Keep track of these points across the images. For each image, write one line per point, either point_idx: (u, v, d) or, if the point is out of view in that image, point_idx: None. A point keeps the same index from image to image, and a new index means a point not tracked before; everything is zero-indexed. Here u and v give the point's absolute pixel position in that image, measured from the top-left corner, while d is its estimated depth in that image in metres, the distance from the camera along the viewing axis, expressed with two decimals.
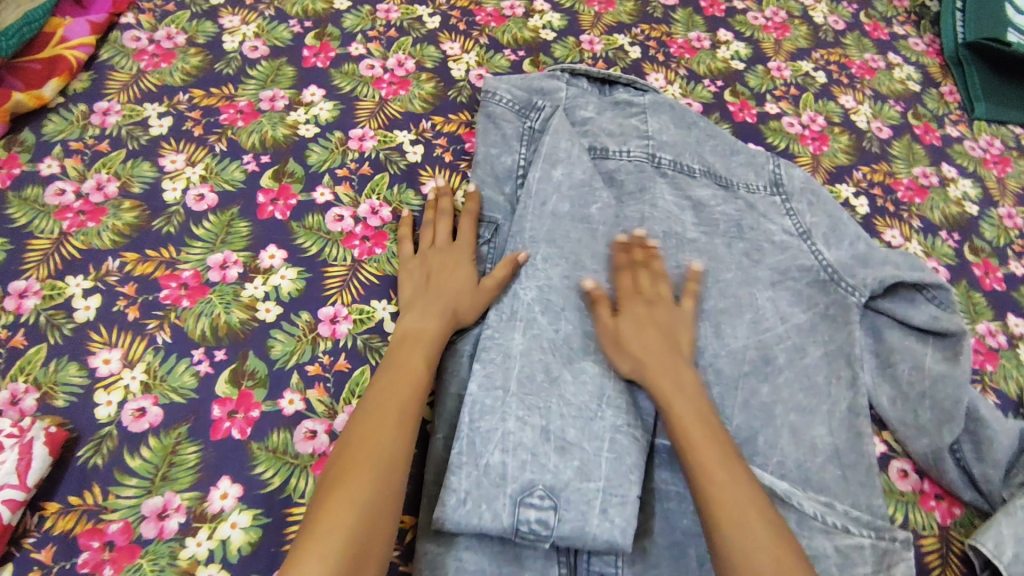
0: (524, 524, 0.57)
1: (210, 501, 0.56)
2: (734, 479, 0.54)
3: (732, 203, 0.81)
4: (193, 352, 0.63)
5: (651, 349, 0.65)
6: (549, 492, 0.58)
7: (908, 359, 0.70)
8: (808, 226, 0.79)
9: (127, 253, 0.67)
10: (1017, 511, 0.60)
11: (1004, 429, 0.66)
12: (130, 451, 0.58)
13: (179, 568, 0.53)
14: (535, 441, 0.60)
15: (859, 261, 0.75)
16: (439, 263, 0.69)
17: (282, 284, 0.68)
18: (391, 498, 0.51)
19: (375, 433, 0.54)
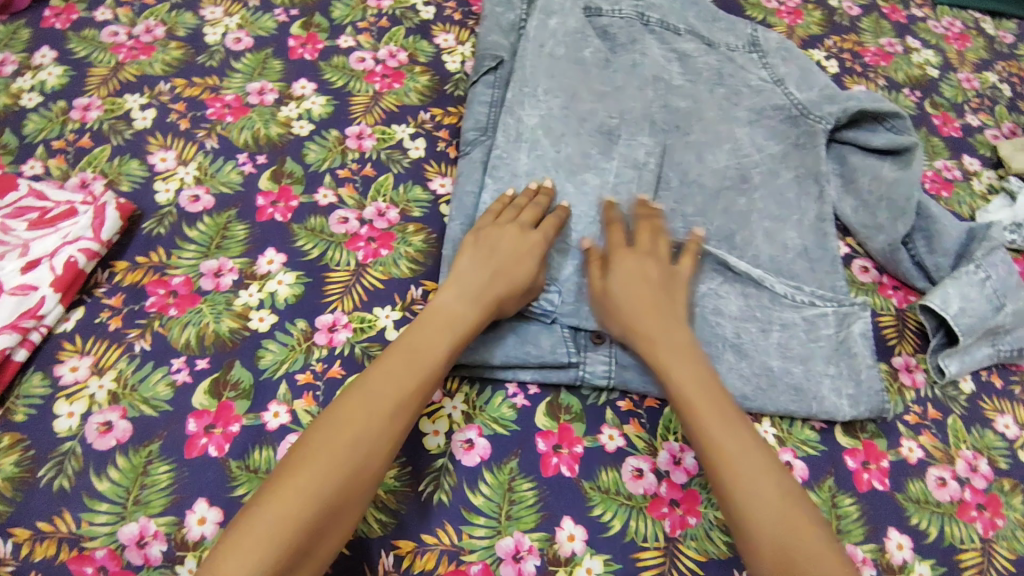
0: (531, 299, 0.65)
1: (259, 265, 0.65)
2: (754, 472, 0.51)
3: (717, 57, 0.87)
4: (238, 156, 0.72)
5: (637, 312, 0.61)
6: (552, 281, 0.67)
7: (868, 174, 0.78)
8: (785, 75, 0.85)
9: (177, 79, 0.77)
10: (961, 277, 0.69)
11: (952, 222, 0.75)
12: (187, 224, 0.67)
13: (235, 311, 0.62)
14: None
15: (827, 99, 0.83)
16: (508, 241, 0.63)
17: (313, 108, 0.77)
18: (342, 502, 0.48)
19: (343, 426, 0.50)
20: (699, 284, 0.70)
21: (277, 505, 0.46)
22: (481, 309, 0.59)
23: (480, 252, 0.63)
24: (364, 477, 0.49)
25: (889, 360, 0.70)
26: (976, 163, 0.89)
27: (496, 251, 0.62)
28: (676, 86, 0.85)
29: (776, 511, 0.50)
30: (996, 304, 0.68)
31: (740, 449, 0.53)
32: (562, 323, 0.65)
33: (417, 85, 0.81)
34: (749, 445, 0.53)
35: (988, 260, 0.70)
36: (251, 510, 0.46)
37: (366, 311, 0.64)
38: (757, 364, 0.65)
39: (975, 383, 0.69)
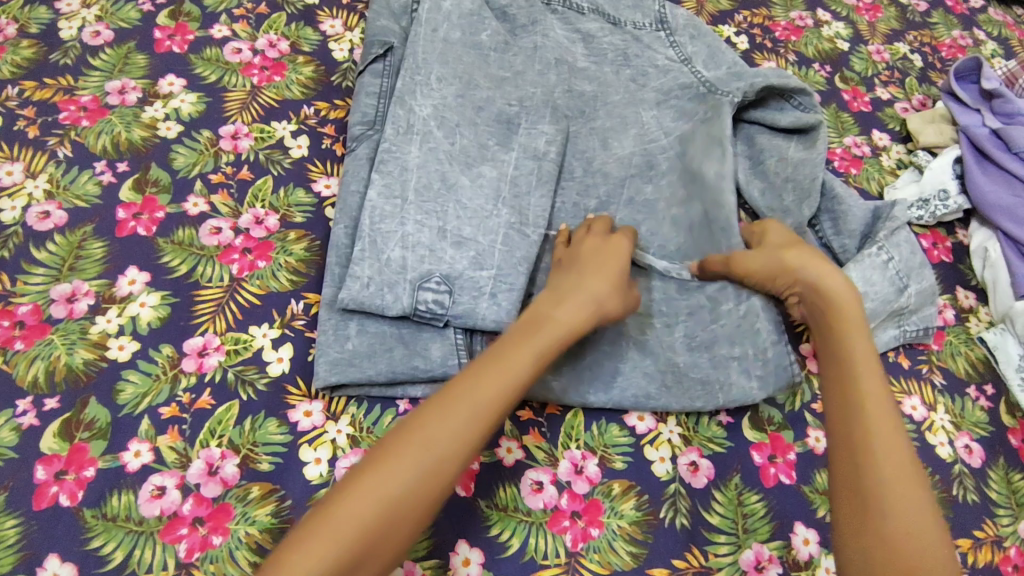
0: (422, 304, 0.60)
1: (119, 287, 0.59)
2: (901, 486, 0.46)
3: (620, 36, 0.84)
4: (96, 165, 0.65)
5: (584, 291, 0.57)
6: (444, 279, 0.62)
7: (776, 154, 0.76)
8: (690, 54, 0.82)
9: (25, 81, 0.69)
10: (863, 261, 0.67)
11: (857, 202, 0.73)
12: (35, 246, 0.60)
13: (90, 341, 0.56)
14: (436, 242, 0.63)
15: (733, 76, 0.79)
16: (591, 252, 0.61)
17: (181, 107, 0.70)
18: (421, 502, 0.44)
19: (457, 422, 0.46)
20: None
21: (362, 498, 0.43)
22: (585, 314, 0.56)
23: (563, 268, 0.61)
24: (446, 478, 0.45)
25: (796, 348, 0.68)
26: (886, 138, 0.88)
27: (580, 262, 0.60)
28: (580, 70, 0.81)
29: (920, 527, 0.45)
30: (898, 287, 0.67)
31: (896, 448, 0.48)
32: (456, 328, 0.61)
33: (299, 76, 0.75)
34: (907, 454, 0.48)
35: (891, 241, 0.69)
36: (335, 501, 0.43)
37: (241, 331, 0.59)
38: (661, 359, 0.62)
39: (882, 365, 0.69)
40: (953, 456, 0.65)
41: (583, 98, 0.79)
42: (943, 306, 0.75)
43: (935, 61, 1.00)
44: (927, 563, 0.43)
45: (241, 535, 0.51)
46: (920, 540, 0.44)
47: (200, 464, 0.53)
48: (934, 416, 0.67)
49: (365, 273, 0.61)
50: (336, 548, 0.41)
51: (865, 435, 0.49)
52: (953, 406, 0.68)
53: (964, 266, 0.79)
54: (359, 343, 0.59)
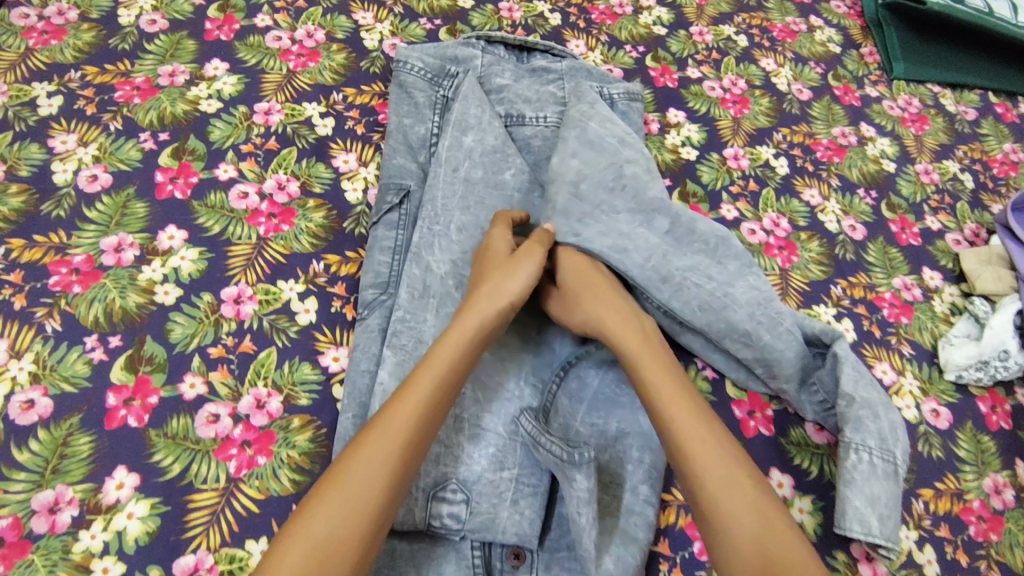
0: (435, 519, 0.54)
1: (105, 492, 0.54)
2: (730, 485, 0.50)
3: (586, 187, 0.67)
4: (86, 339, 0.60)
5: (581, 309, 0.61)
6: (461, 485, 0.56)
7: (739, 341, 0.64)
8: (630, 206, 0.67)
9: (12, 239, 0.64)
10: (854, 479, 0.58)
11: (855, 383, 0.62)
12: (17, 444, 0.55)
13: (72, 562, 0.51)
14: (450, 435, 0.58)
15: (658, 276, 0.64)
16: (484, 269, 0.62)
17: (181, 266, 0.65)
18: (356, 535, 0.45)
19: (379, 455, 0.48)
20: (643, 484, 0.58)
21: (295, 551, 0.43)
22: (489, 314, 0.58)
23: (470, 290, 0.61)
24: (371, 506, 0.46)
25: (847, 547, 0.62)
26: (938, 277, 0.82)
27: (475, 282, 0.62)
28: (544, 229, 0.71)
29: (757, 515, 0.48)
30: (895, 472, 0.58)
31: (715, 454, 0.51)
32: (472, 541, 0.55)
33: (309, 224, 0.70)
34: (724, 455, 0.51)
35: (859, 432, 0.59)
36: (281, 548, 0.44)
37: (237, 546, 0.53)
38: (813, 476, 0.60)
39: (940, 565, 0.63)
40: None
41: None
42: (1002, 486, 0.69)
43: (988, 180, 0.93)
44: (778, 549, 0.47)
45: None
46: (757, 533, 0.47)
47: None
48: None
49: None
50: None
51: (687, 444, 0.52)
52: None
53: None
54: None
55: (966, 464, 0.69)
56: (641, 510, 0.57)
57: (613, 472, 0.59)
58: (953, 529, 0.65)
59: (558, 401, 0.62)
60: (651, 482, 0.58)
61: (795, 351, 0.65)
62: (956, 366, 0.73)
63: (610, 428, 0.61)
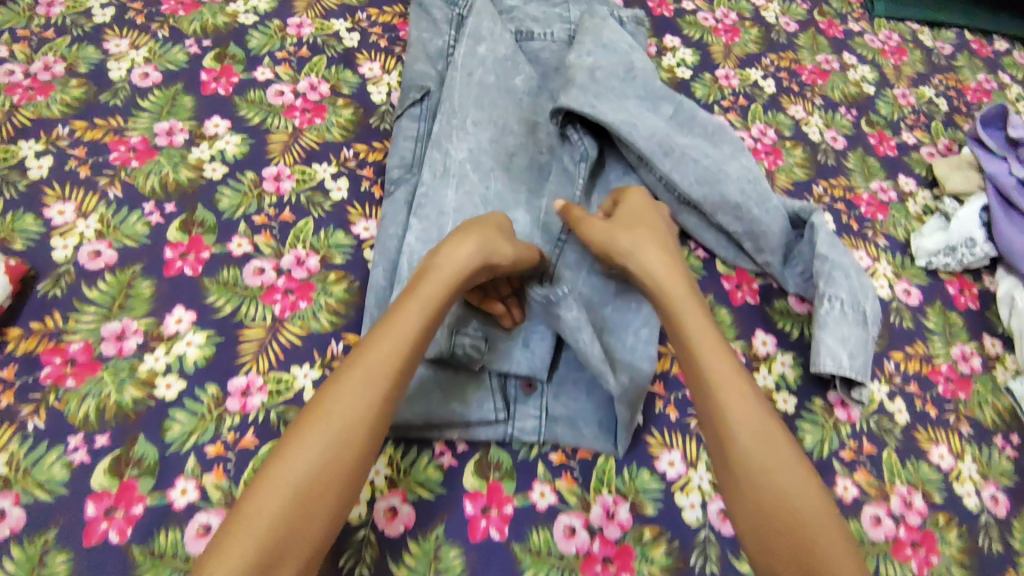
0: (459, 347, 0.61)
1: (166, 325, 0.61)
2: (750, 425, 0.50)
3: (601, 78, 0.76)
4: (144, 204, 0.67)
5: (624, 233, 0.62)
6: (481, 325, 0.64)
7: (730, 212, 0.71)
8: (639, 93, 0.76)
9: (76, 121, 0.71)
10: (828, 322, 0.66)
11: (830, 245, 0.69)
12: (87, 284, 0.62)
13: (139, 379, 0.58)
14: None
15: (661, 150, 0.72)
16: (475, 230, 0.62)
17: (226, 148, 0.72)
18: (333, 476, 0.44)
19: (357, 395, 0.47)
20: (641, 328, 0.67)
21: (269, 495, 0.43)
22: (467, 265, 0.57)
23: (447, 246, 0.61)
24: (346, 452, 0.45)
25: (824, 395, 0.69)
26: (912, 183, 0.89)
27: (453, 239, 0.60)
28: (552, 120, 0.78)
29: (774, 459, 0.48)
30: (862, 320, 0.67)
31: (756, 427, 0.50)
32: (492, 374, 0.63)
33: (339, 118, 0.77)
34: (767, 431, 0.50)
35: (833, 284, 0.67)
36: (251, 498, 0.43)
37: (283, 371, 0.61)
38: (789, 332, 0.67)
39: (910, 414, 0.70)
40: (979, 506, 0.66)
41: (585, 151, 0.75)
42: (969, 354, 0.76)
43: (961, 105, 1.00)
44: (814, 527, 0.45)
45: None
46: (776, 481, 0.47)
47: None
48: (961, 465, 0.68)
49: None
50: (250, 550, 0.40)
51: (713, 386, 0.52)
52: (979, 455, 0.70)
53: (991, 313, 0.80)
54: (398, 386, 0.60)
55: (934, 334, 0.77)
56: (641, 349, 0.66)
57: (614, 322, 0.68)
58: (922, 386, 0.73)
59: (563, 267, 0.71)
60: (647, 324, 0.67)
61: (779, 226, 0.72)
62: (926, 252, 0.81)
63: (610, 288, 0.69)
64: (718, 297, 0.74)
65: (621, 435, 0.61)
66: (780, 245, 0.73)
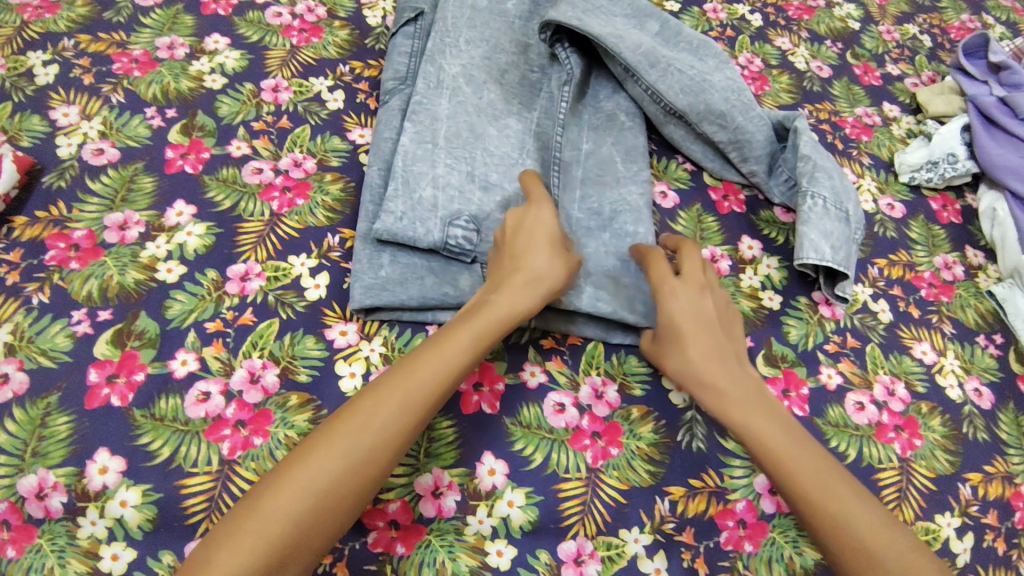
0: (452, 239, 0.63)
1: (167, 217, 0.63)
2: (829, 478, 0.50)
3: None
4: (146, 110, 0.69)
5: (716, 369, 0.56)
6: (473, 220, 0.65)
7: (715, 121, 0.73)
8: (626, 13, 0.78)
9: (80, 35, 0.74)
10: (811, 218, 0.67)
11: (813, 149, 0.71)
12: (91, 177, 0.64)
13: (141, 264, 0.60)
14: (465, 185, 0.67)
15: (647, 61, 0.73)
16: (526, 239, 0.59)
17: (226, 62, 0.75)
18: (354, 496, 0.45)
19: (385, 422, 0.47)
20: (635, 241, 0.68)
21: (288, 496, 0.43)
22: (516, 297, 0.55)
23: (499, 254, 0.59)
24: (372, 477, 0.46)
25: (808, 294, 0.71)
26: (896, 110, 0.91)
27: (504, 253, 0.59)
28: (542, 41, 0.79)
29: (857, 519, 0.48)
30: (845, 217, 0.68)
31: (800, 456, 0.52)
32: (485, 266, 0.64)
33: (336, 39, 0.80)
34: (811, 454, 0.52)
35: (816, 184, 0.69)
36: (269, 497, 0.43)
37: (281, 260, 0.62)
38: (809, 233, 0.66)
39: (893, 314, 0.71)
40: (963, 398, 0.67)
41: (571, 70, 0.76)
42: (952, 263, 0.77)
43: (945, 42, 1.02)
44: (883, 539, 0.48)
45: (280, 438, 0.53)
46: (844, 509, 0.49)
47: (243, 372, 0.56)
48: (944, 360, 0.69)
49: (397, 208, 0.64)
50: (265, 546, 0.41)
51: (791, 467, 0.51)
52: (963, 352, 0.71)
53: (973, 227, 0.81)
54: (392, 272, 0.62)
55: (917, 244, 0.78)
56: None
57: (614, 239, 0.68)
58: (905, 290, 0.74)
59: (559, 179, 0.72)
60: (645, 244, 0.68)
61: (764, 134, 0.74)
62: (909, 167, 0.83)
63: (603, 208, 0.70)
64: (705, 205, 0.75)
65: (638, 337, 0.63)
66: (765, 153, 0.75)
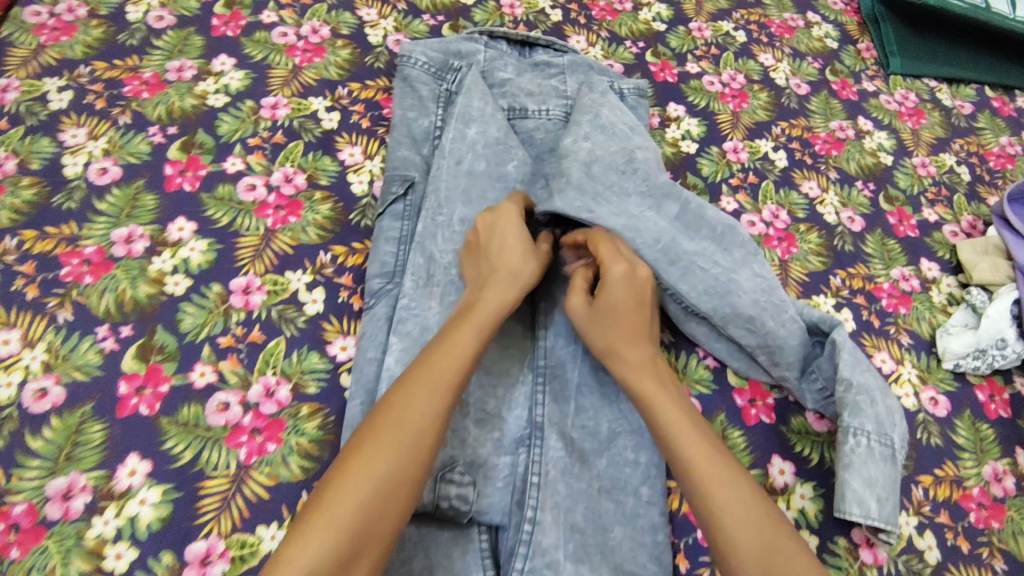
0: (444, 500, 0.55)
1: (118, 479, 0.55)
2: (731, 485, 0.49)
3: (598, 173, 0.68)
4: (97, 329, 0.61)
5: (628, 344, 0.58)
6: (469, 468, 0.57)
7: (742, 325, 0.65)
8: (641, 189, 0.69)
9: (25, 230, 0.65)
10: (853, 462, 0.59)
11: (855, 368, 0.63)
12: (31, 431, 0.56)
13: (86, 548, 0.52)
14: (458, 419, 0.59)
15: (665, 258, 0.65)
16: (500, 241, 0.61)
17: (191, 256, 0.66)
18: (410, 480, 0.45)
19: (419, 410, 0.48)
20: (643, 483, 0.59)
21: (352, 485, 0.43)
22: (514, 291, 0.58)
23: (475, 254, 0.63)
24: (423, 463, 0.46)
25: (848, 533, 0.63)
26: (936, 268, 0.83)
27: (488, 248, 0.61)
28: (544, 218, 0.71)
29: (743, 509, 0.48)
30: (891, 456, 0.60)
31: (697, 446, 0.51)
32: (480, 526, 0.56)
33: (316, 216, 0.71)
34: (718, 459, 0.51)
35: (858, 417, 0.60)
36: (325, 495, 0.43)
37: (248, 531, 0.54)
38: (853, 482, 0.58)
39: (940, 551, 0.64)
40: None
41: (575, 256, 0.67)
42: (1002, 473, 0.70)
43: (984, 173, 0.94)
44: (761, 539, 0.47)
45: None
46: (732, 500, 0.48)
47: None
48: None
49: None
50: (334, 538, 0.41)
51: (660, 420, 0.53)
52: None
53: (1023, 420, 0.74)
54: None
55: (964, 451, 0.70)
56: (646, 512, 0.58)
57: (612, 476, 0.59)
58: (953, 515, 0.66)
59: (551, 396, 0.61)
60: (650, 481, 0.60)
61: (797, 339, 0.65)
62: (954, 354, 0.74)
63: (601, 430, 0.61)
64: (730, 415, 0.67)
65: (644, 487, 0.59)
66: (798, 359, 0.66)
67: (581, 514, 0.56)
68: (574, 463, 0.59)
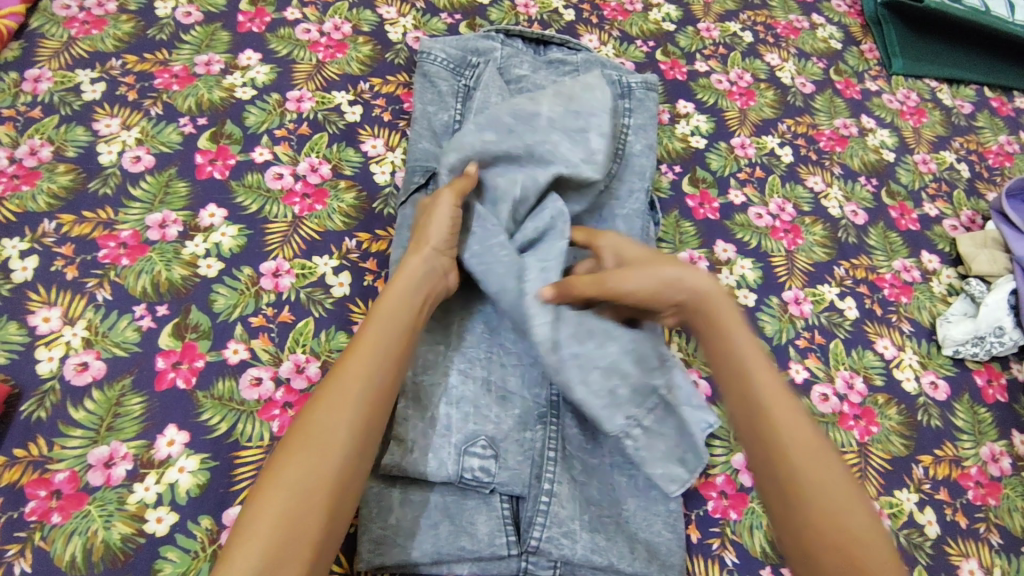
0: (467, 471, 0.58)
1: (157, 449, 0.58)
2: (820, 466, 0.49)
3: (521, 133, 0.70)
4: (135, 308, 0.64)
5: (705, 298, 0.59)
6: (490, 442, 0.60)
7: None
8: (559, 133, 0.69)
9: (63, 214, 0.68)
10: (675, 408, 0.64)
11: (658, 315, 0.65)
12: (73, 404, 0.59)
13: (128, 512, 0.55)
14: (480, 398, 0.61)
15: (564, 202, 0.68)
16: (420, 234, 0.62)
17: (222, 241, 0.69)
18: (325, 488, 0.45)
19: (332, 419, 0.48)
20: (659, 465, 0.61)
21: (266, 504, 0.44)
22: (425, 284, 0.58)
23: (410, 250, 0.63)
24: (337, 469, 0.46)
25: None
26: (936, 260, 0.86)
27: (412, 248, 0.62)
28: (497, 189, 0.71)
29: (824, 484, 0.48)
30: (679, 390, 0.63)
31: (792, 423, 0.51)
32: (502, 495, 0.59)
33: (341, 204, 0.74)
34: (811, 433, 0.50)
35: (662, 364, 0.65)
36: (247, 514, 0.44)
37: None
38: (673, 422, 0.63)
39: (940, 526, 0.66)
40: None
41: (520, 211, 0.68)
42: (999, 454, 0.72)
43: (983, 170, 0.96)
44: (852, 525, 0.46)
45: None
46: (819, 479, 0.48)
47: None
48: None
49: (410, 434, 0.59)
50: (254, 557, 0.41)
51: (758, 388, 0.53)
52: (1011, 568, 0.66)
53: (1018, 405, 0.77)
54: (403, 517, 0.56)
55: (963, 433, 0.73)
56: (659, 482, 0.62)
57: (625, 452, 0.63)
58: (952, 492, 0.69)
59: None
60: None
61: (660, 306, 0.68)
62: (954, 341, 0.77)
63: None
64: None
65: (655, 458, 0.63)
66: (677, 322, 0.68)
67: (596, 489, 0.60)
68: (586, 440, 0.63)
